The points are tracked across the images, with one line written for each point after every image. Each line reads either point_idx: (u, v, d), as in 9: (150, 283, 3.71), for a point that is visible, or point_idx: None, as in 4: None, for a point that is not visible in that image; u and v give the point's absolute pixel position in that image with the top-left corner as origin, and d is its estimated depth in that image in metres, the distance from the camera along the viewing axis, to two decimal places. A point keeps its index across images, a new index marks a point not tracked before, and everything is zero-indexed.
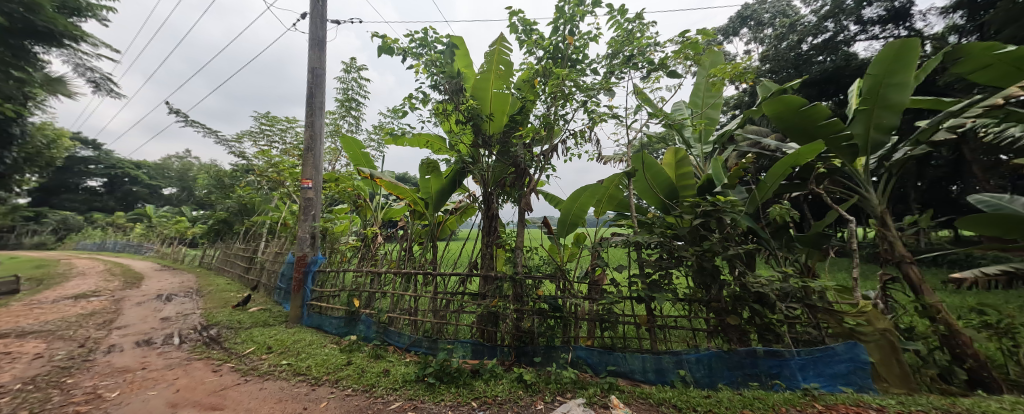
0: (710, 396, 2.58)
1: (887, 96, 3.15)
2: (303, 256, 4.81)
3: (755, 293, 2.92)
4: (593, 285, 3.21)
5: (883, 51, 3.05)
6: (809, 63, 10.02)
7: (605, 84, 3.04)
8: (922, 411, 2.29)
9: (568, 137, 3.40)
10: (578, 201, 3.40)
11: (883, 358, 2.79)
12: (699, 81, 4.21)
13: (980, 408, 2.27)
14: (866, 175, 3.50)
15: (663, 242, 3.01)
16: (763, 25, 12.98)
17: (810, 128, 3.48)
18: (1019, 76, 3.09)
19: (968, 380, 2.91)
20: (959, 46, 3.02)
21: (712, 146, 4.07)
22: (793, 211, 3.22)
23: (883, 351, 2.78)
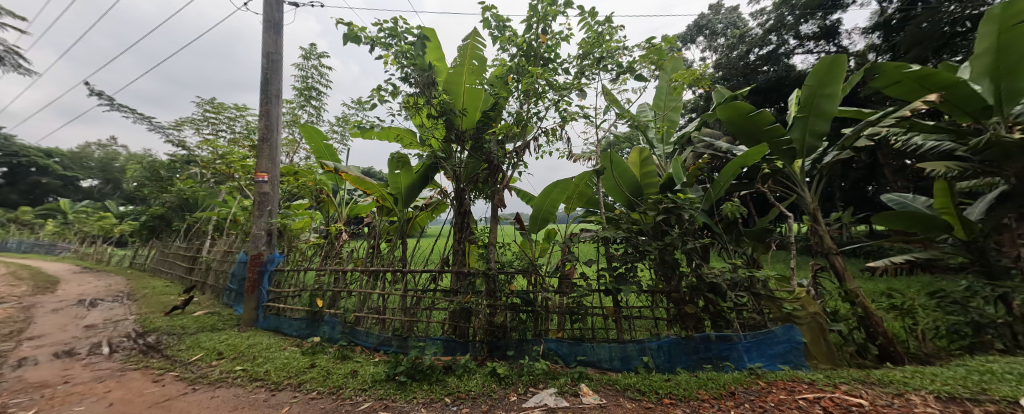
0: (669, 379, 2.79)
1: (820, 105, 3.54)
2: (257, 255, 4.46)
3: (709, 284, 3.19)
4: (564, 279, 3.34)
5: (817, 65, 3.44)
6: (756, 72, 11.03)
7: (577, 84, 3.12)
8: (844, 383, 2.63)
9: (540, 135, 3.44)
10: (551, 196, 3.48)
11: (813, 338, 3.16)
12: (661, 84, 4.46)
13: (888, 378, 2.65)
14: (801, 176, 3.87)
15: (628, 237, 3.22)
16: (716, 34, 13.93)
17: (756, 132, 3.81)
18: (924, 94, 3.56)
19: (880, 355, 3.36)
20: (875, 64, 3.45)
21: (673, 146, 4.35)
22: (742, 208, 3.52)
23: (813, 332, 3.15)
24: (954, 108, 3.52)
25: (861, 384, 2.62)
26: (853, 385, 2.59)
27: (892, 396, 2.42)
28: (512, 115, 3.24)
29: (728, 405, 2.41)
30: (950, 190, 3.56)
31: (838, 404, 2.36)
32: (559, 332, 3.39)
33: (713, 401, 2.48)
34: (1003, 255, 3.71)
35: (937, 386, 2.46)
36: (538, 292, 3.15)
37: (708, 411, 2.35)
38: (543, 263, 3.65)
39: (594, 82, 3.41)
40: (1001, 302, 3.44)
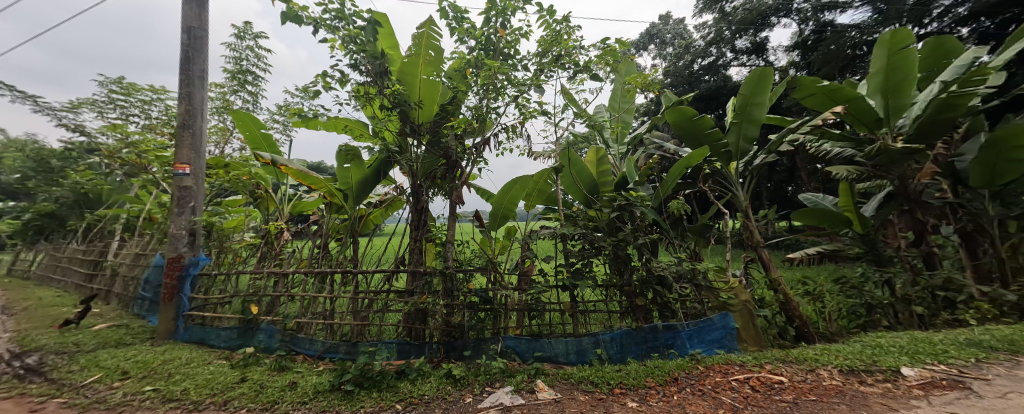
0: (620, 370, 2.92)
1: (751, 112, 3.91)
2: (177, 258, 3.88)
3: (657, 277, 3.39)
4: (523, 276, 3.35)
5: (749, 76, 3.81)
6: (699, 80, 12.02)
7: (536, 81, 3.12)
8: (769, 363, 2.93)
9: (500, 131, 3.40)
10: (510, 193, 3.46)
11: (744, 323, 3.50)
12: (616, 86, 4.64)
13: (804, 356, 3.01)
14: (736, 177, 4.15)
15: (585, 233, 3.34)
16: (665, 43, 14.87)
17: (699, 135, 4.12)
18: (832, 107, 4.06)
19: (798, 335, 3.80)
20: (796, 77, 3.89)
21: (626, 147, 4.53)
22: (686, 205, 3.78)
23: (744, 318, 3.49)
24: (853, 119, 4.06)
25: (782, 363, 2.94)
26: (776, 364, 2.90)
27: (806, 372, 2.75)
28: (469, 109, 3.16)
29: (672, 391, 2.58)
30: (852, 191, 4.15)
31: (764, 383, 2.64)
32: (516, 329, 3.40)
33: (659, 388, 2.63)
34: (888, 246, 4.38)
35: (840, 361, 2.84)
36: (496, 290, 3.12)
37: (655, 398, 2.49)
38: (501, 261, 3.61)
39: (552, 80, 3.43)
40: (886, 286, 4.06)
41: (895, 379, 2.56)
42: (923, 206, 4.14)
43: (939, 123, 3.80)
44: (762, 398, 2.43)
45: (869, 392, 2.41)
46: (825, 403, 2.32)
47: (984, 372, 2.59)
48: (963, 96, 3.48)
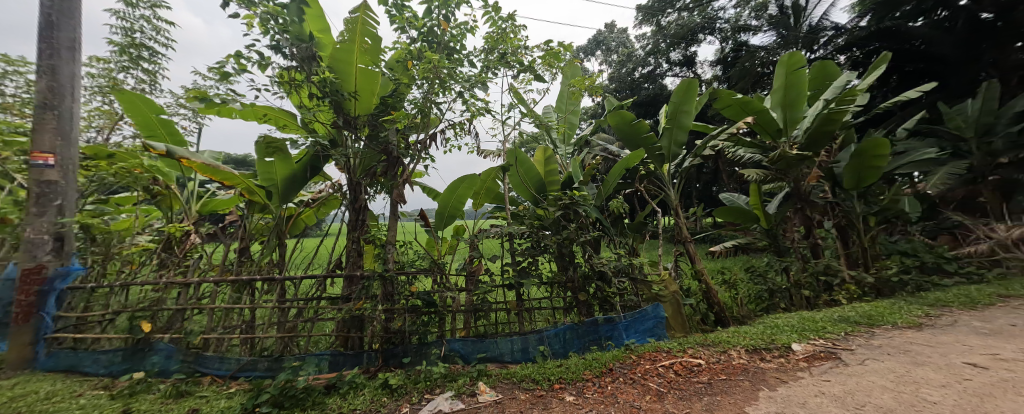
0: (561, 365, 2.99)
1: (681, 119, 4.25)
2: (36, 269, 3.03)
3: (598, 272, 3.55)
4: (469, 277, 3.28)
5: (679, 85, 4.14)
6: (639, 87, 13.09)
7: (481, 78, 3.05)
8: (692, 347, 3.23)
9: (446, 128, 3.27)
10: (456, 192, 3.36)
11: (673, 312, 3.81)
12: (562, 88, 4.75)
13: (721, 339, 3.36)
14: (669, 178, 4.49)
15: (532, 232, 3.41)
16: (610, 50, 15.74)
17: (636, 138, 4.40)
18: (743, 117, 4.59)
19: (717, 320, 4.25)
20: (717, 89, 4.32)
21: (573, 147, 4.65)
22: (625, 204, 3.99)
23: (673, 307, 3.81)
24: (759, 129, 4.63)
25: (702, 346, 3.26)
26: (696, 348, 3.23)
27: (719, 353, 3.09)
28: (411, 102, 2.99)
29: (607, 381, 2.72)
30: (759, 191, 4.71)
31: (686, 367, 2.92)
32: (461, 330, 3.34)
33: (595, 379, 2.77)
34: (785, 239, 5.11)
35: (747, 341, 3.23)
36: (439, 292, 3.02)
37: (590, 389, 2.61)
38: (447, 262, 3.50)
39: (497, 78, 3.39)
40: (784, 274, 4.72)
41: (787, 355, 2.99)
42: (811, 205, 4.88)
43: (823, 136, 4.48)
44: (683, 382, 2.69)
45: (766, 368, 2.80)
46: (733, 381, 2.65)
47: (850, 344, 3.13)
48: (838, 113, 4.19)
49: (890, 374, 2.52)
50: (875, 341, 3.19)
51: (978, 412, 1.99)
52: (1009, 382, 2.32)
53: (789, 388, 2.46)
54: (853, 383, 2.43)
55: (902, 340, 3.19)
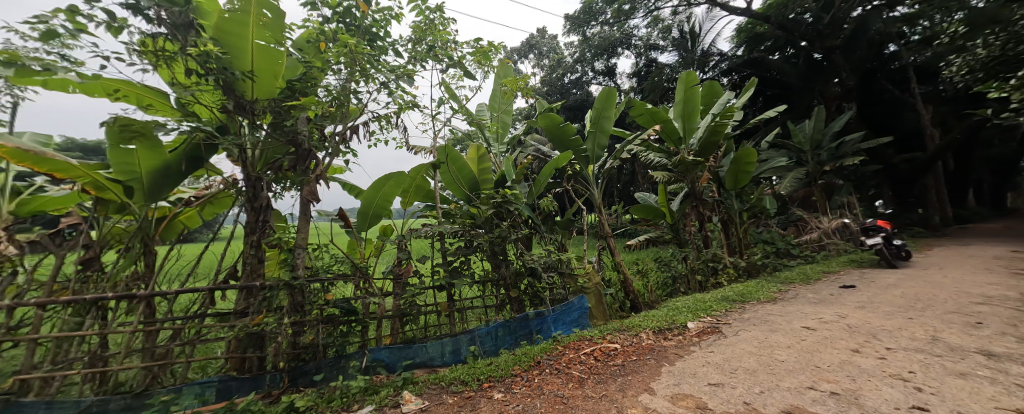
0: (491, 363, 2.97)
1: (603, 124, 4.56)
2: None
3: (529, 269, 3.63)
4: (397, 280, 3.09)
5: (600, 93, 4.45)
6: (568, 92, 13.81)
7: (408, 70, 2.84)
8: (611, 333, 3.50)
9: (370, 121, 2.97)
10: (382, 189, 3.10)
11: (596, 302, 4.08)
12: (495, 88, 4.72)
13: (635, 323, 3.70)
14: (593, 178, 4.74)
15: (464, 231, 3.33)
16: (541, 55, 16.30)
17: (564, 140, 4.61)
18: (653, 125, 5.11)
19: (633, 308, 4.66)
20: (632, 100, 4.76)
21: (506, 147, 4.65)
22: (554, 203, 4.18)
23: (595, 297, 4.09)
24: (667, 137, 5.16)
25: (619, 330, 3.57)
26: (614, 334, 3.50)
27: (632, 337, 3.42)
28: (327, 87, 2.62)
29: (534, 374, 2.81)
30: (666, 191, 5.28)
31: (604, 352, 3.15)
32: (386, 337, 3.11)
33: (524, 374, 2.83)
34: (685, 233, 5.86)
35: (656, 324, 3.62)
36: (360, 299, 2.76)
37: (519, 384, 2.66)
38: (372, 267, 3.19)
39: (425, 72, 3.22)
40: (684, 264, 5.39)
41: (686, 334, 3.43)
42: (704, 203, 5.68)
43: (713, 145, 5.20)
44: (602, 366, 2.89)
45: (669, 346, 3.16)
46: (642, 360, 2.94)
47: (731, 319, 3.70)
48: (723, 124, 4.88)
49: (757, 342, 3.04)
50: (748, 315, 3.82)
51: (812, 366, 2.52)
52: (831, 340, 2.98)
53: (685, 362, 2.82)
54: (731, 353, 2.89)
55: (762, 311, 3.90)
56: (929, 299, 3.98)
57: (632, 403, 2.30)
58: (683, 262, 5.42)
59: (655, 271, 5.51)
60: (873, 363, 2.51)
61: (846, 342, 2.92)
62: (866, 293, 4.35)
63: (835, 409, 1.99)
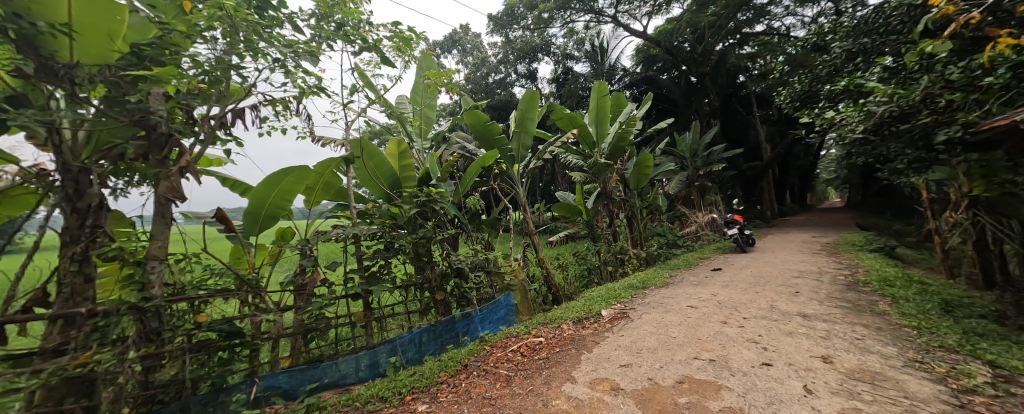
0: (414, 373, 2.75)
1: (527, 126, 4.63)
2: None
3: (455, 269, 3.50)
4: (300, 292, 2.71)
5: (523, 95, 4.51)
6: (494, 92, 13.86)
7: (312, 48, 2.41)
8: (537, 327, 3.55)
9: (262, 104, 2.46)
10: (278, 186, 2.62)
11: (522, 299, 4.12)
12: (417, 80, 4.43)
13: (558, 315, 3.82)
14: (519, 176, 4.78)
15: (383, 231, 3.03)
16: (466, 52, 16.08)
17: (490, 139, 4.57)
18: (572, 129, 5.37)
19: (554, 301, 4.82)
20: (552, 104, 4.95)
21: (430, 143, 4.41)
22: (480, 201, 4.10)
23: (521, 294, 4.12)
24: (582, 141, 5.48)
25: (544, 324, 3.64)
26: (538, 328, 3.55)
27: (555, 329, 3.52)
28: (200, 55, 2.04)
29: (461, 379, 2.68)
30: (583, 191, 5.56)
31: (530, 347, 3.16)
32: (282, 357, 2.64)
33: (451, 380, 2.68)
34: (598, 228, 6.29)
35: (576, 314, 3.79)
36: (249, 315, 2.29)
37: (444, 392, 2.52)
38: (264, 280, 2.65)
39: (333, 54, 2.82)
40: (600, 257, 5.79)
41: (601, 321, 3.65)
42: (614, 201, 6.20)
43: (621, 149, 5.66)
44: (528, 361, 2.89)
45: (587, 334, 3.32)
46: (564, 351, 3.02)
47: (635, 304, 4.07)
48: (628, 132, 5.37)
49: (656, 323, 3.38)
50: (649, 299, 4.24)
51: (696, 339, 2.89)
52: (708, 315, 3.47)
53: (601, 347, 2.98)
54: (636, 335, 3.15)
55: (659, 295, 4.38)
56: (773, 276, 4.95)
57: (556, 394, 2.33)
58: (597, 255, 5.81)
59: (574, 265, 5.80)
60: (738, 331, 2.99)
61: (719, 315, 3.43)
62: (732, 274, 5.22)
63: (713, 374, 2.30)
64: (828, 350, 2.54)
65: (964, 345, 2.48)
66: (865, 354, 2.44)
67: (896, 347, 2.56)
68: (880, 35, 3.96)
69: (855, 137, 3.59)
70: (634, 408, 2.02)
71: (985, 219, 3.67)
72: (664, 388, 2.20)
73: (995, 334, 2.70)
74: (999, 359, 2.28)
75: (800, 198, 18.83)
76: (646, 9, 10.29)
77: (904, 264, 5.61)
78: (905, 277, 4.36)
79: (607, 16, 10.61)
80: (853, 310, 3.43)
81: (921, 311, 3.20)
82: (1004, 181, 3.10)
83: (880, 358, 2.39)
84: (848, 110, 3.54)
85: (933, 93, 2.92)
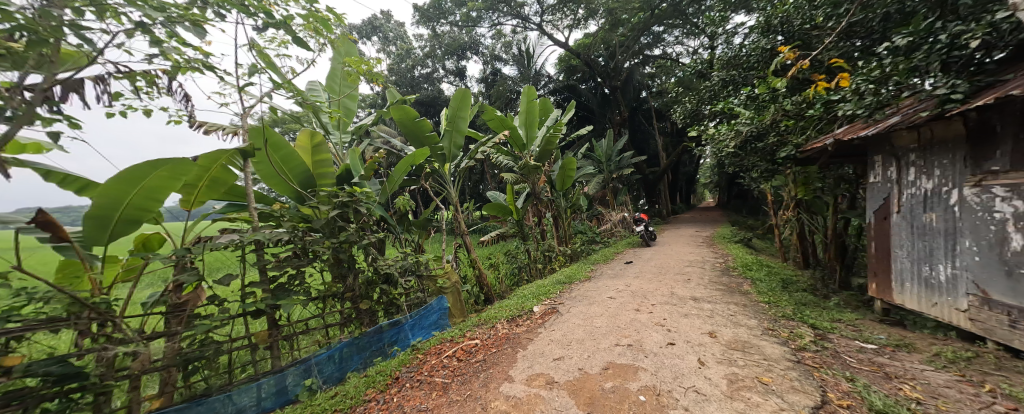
0: (336, 395, 2.45)
1: (459, 124, 4.52)
2: None
3: (383, 275, 3.21)
4: (175, 314, 2.19)
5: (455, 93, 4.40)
6: (419, 87, 13.29)
7: (194, 13, 1.90)
8: (471, 329, 3.50)
9: (120, 78, 1.85)
10: (142, 181, 1.87)
11: (454, 301, 4.01)
12: (335, 66, 3.96)
13: (493, 315, 3.83)
14: (449, 176, 4.63)
15: (294, 236, 2.60)
16: (387, 40, 15.07)
17: (419, 136, 4.35)
18: (503, 129, 5.43)
19: (487, 300, 4.83)
20: (484, 104, 4.94)
21: (350, 136, 3.98)
22: (411, 202, 3.83)
23: (454, 296, 4.01)
24: (512, 143, 5.58)
25: (479, 326, 3.60)
26: (473, 330, 3.50)
27: (489, 329, 3.51)
28: (6, 4, 1.43)
29: (392, 393, 2.48)
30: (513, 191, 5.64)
31: (466, 350, 3.10)
32: (150, 398, 2.09)
33: (379, 396, 2.46)
34: (527, 227, 6.51)
35: (509, 313, 3.85)
36: (97, 350, 1.74)
37: (373, 411, 2.29)
38: (118, 303, 2.05)
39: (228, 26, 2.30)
40: (528, 255, 5.99)
41: (533, 318, 3.77)
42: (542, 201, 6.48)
43: (549, 152, 5.90)
44: (464, 365, 2.82)
45: (522, 332, 3.39)
46: (500, 351, 3.04)
47: (565, 299, 4.32)
48: (555, 136, 5.64)
49: (582, 315, 3.63)
50: (576, 293, 4.55)
51: (617, 327, 3.19)
52: (624, 304, 3.87)
53: (535, 343, 3.07)
54: (566, 328, 3.34)
55: (583, 288, 4.72)
56: (671, 266, 5.77)
57: (495, 395, 2.32)
58: (527, 254, 6.01)
59: (504, 264, 5.89)
60: (647, 317, 3.39)
61: (633, 303, 3.85)
62: (640, 266, 5.93)
63: (632, 358, 2.57)
64: (713, 326, 3.05)
65: (797, 313, 3.23)
66: (737, 327, 3.00)
67: (755, 319, 3.20)
68: (743, 70, 4.66)
69: (727, 152, 4.33)
70: (568, 399, 2.13)
71: (803, 214, 4.89)
72: (592, 376, 2.37)
73: (814, 303, 3.58)
74: (817, 322, 3.03)
75: (685, 199, 22.33)
76: (567, 22, 11.01)
77: (755, 251, 7.08)
78: (757, 262, 5.50)
79: (533, 23, 11.06)
80: (726, 291, 4.19)
81: (770, 289, 4.08)
82: (815, 188, 4.17)
83: (746, 329, 2.96)
84: (722, 129, 4.25)
85: (777, 119, 3.71)
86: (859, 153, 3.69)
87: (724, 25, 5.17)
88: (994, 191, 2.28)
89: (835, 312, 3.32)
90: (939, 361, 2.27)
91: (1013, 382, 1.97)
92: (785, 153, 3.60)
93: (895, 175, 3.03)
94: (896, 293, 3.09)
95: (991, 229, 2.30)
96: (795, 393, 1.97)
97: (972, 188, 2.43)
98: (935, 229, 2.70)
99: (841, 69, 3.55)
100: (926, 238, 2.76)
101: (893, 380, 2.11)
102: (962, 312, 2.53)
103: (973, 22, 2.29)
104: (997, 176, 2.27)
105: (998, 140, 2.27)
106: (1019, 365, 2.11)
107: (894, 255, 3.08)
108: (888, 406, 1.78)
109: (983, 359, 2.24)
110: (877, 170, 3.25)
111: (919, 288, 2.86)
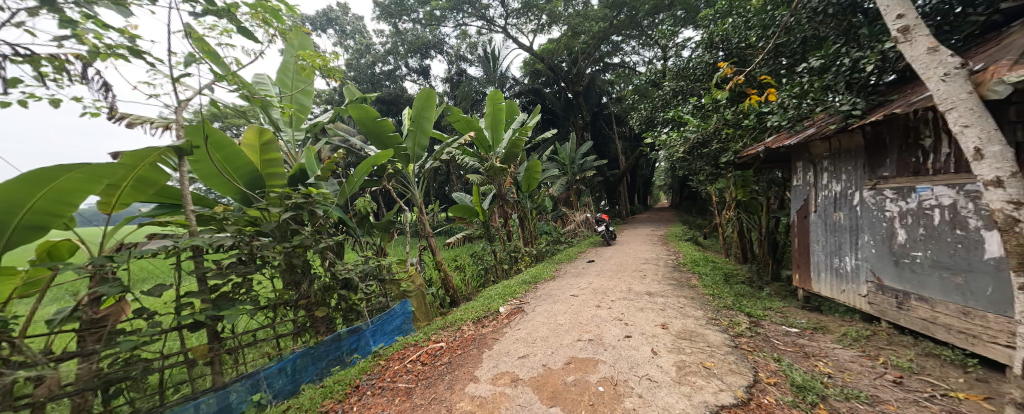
0: (289, 408, 2.31)
1: (423, 125, 4.41)
2: None
3: (341, 281, 3.08)
4: (94, 330, 1.94)
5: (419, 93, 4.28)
6: (380, 84, 12.91)
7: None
8: (435, 333, 3.45)
9: (24, 62, 1.62)
10: (52, 184, 1.65)
11: (418, 304, 3.92)
12: (287, 59, 3.74)
13: (458, 317, 3.81)
14: (413, 177, 4.51)
15: (239, 241, 2.40)
16: (345, 34, 14.41)
17: (381, 136, 4.22)
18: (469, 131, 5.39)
19: (452, 303, 4.78)
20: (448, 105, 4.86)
21: (304, 134, 3.75)
22: (372, 203, 3.69)
23: (418, 300, 3.91)
24: (477, 145, 5.56)
25: (444, 328, 3.56)
26: (438, 333, 3.46)
27: (455, 332, 3.49)
28: None
29: (351, 403, 2.39)
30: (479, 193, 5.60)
31: (431, 354, 3.06)
32: None
33: (338, 406, 2.37)
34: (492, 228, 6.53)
35: (475, 314, 3.85)
36: None
37: None
38: (16, 321, 1.76)
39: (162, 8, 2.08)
40: (494, 256, 6.00)
41: (499, 318, 3.81)
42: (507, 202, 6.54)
43: (514, 153, 5.92)
44: (429, 369, 2.79)
45: (487, 332, 3.42)
46: (466, 352, 3.04)
47: (530, 298, 4.40)
48: (520, 139, 5.71)
49: (546, 313, 3.72)
50: (540, 292, 4.67)
51: (578, 324, 3.32)
52: (586, 301, 4.03)
53: (500, 343, 3.12)
54: (531, 327, 3.41)
55: (548, 288, 4.84)
56: (629, 264, 6.10)
57: (460, 397, 2.33)
58: (492, 255, 6.03)
59: (470, 265, 5.87)
60: (607, 312, 3.56)
61: (594, 300, 4.02)
62: (601, 264, 6.20)
63: (592, 351, 2.70)
64: (665, 319, 3.29)
65: (736, 303, 3.57)
66: (686, 318, 3.26)
67: (701, 310, 3.49)
68: (691, 82, 5.05)
69: (677, 156, 4.67)
70: (532, 395, 2.20)
71: (742, 214, 5.39)
72: (555, 371, 2.45)
73: (751, 293, 3.97)
74: (752, 310, 3.37)
75: (642, 201, 23.53)
76: (531, 27, 11.17)
77: (703, 249, 7.67)
78: (704, 258, 5.96)
79: (497, 26, 11.12)
80: (678, 286, 4.52)
81: (714, 282, 4.47)
82: (751, 190, 4.72)
83: (693, 319, 3.22)
84: (672, 136, 4.58)
85: (718, 128, 4.09)
86: (785, 160, 4.14)
87: (673, 38, 5.50)
88: (885, 193, 2.70)
89: (766, 301, 3.72)
90: (846, 340, 2.65)
91: (899, 354, 2.36)
92: (725, 158, 3.97)
93: (813, 179, 3.45)
94: (814, 283, 3.52)
95: (884, 226, 2.72)
96: (732, 375, 2.20)
97: (869, 191, 2.84)
98: (843, 226, 3.12)
99: (771, 85, 3.98)
100: (836, 234, 3.18)
101: (811, 358, 2.42)
102: (863, 297, 2.95)
103: (869, 50, 2.69)
104: (887, 181, 2.69)
105: (887, 151, 2.69)
106: (904, 339, 2.52)
107: (812, 249, 3.51)
108: (806, 381, 2.05)
109: (878, 336, 2.63)
110: (799, 174, 3.68)
111: (832, 277, 3.28)
